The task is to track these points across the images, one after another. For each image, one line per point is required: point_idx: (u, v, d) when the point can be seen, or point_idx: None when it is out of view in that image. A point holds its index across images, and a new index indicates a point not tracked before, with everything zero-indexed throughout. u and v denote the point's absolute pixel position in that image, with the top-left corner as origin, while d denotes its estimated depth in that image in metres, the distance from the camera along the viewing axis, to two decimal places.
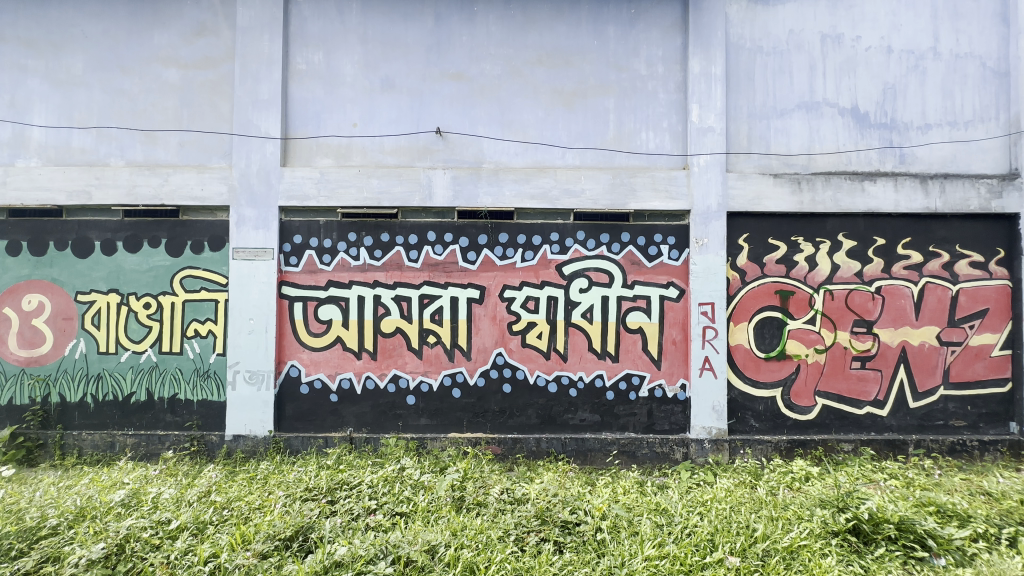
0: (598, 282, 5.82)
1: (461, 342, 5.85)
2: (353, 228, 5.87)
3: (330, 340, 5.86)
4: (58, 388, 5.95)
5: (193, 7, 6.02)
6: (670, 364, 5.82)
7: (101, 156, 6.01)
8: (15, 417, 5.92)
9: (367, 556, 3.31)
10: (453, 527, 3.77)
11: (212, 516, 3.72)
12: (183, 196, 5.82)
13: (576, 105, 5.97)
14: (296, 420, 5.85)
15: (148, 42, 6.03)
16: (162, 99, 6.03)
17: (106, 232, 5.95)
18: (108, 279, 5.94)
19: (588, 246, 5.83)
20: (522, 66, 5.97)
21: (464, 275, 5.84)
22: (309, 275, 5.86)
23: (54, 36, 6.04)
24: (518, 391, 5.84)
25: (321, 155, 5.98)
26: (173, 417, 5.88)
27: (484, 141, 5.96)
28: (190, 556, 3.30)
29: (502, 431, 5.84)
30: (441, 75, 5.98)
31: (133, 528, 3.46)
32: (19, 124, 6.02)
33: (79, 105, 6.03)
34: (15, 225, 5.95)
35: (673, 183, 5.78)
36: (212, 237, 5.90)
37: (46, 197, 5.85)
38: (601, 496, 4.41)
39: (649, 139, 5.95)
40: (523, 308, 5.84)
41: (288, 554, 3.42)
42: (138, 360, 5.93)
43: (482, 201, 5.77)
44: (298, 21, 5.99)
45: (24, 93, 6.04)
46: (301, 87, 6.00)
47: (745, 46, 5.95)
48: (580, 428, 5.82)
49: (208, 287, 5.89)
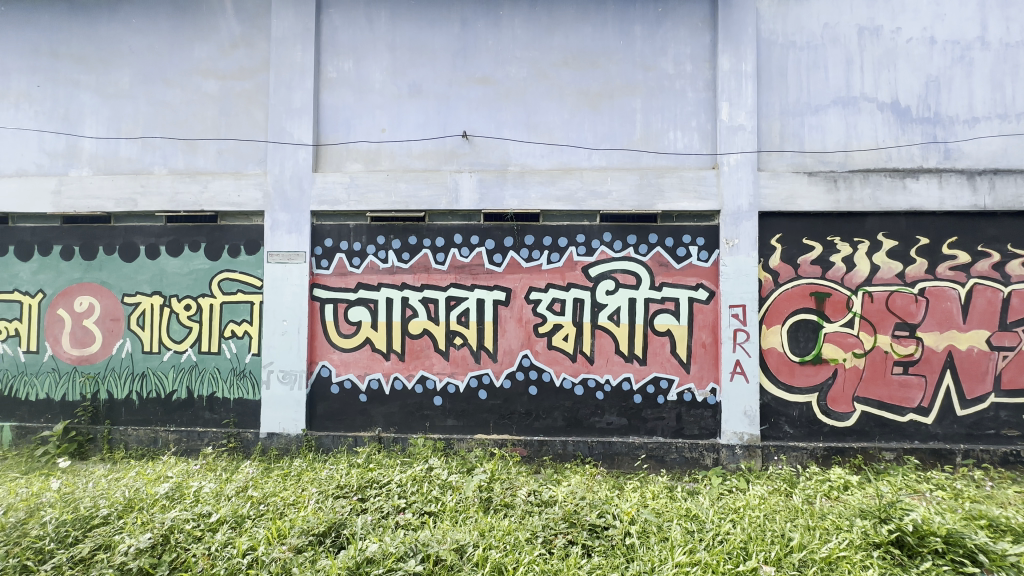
0: (624, 284, 5.76)
1: (487, 344, 5.89)
2: (381, 231, 5.99)
3: (359, 341, 5.98)
4: (106, 385, 6.26)
5: (231, 20, 6.27)
6: (699, 367, 5.71)
7: (146, 164, 6.32)
8: (67, 412, 6.27)
9: (398, 554, 3.35)
10: (481, 527, 3.80)
11: (249, 510, 3.84)
12: (221, 202, 6.06)
13: (601, 106, 5.94)
14: (326, 420, 5.99)
15: (189, 56, 6.31)
16: (201, 109, 6.30)
17: (150, 237, 6.24)
18: (152, 282, 6.23)
19: (614, 248, 5.78)
20: (548, 68, 5.98)
21: (490, 278, 5.88)
22: (339, 277, 6.00)
23: (103, 51, 6.39)
24: (545, 393, 5.84)
25: (352, 160, 6.13)
26: (212, 414, 6.12)
27: (510, 143, 5.99)
28: (229, 549, 3.40)
29: (528, 433, 5.83)
30: (467, 80, 6.05)
31: (176, 520, 3.59)
32: (73, 135, 6.39)
33: (126, 116, 6.36)
34: (68, 231, 6.32)
35: (702, 183, 5.68)
36: (248, 241, 6.12)
37: (96, 204, 6.18)
38: (630, 500, 4.36)
39: (676, 139, 5.86)
40: (548, 310, 5.83)
41: (321, 549, 3.51)
42: (179, 360, 6.19)
43: (508, 204, 5.80)
44: (330, 31, 6.16)
45: (76, 106, 6.41)
46: (332, 94, 6.16)
47: (777, 41, 5.81)
48: (606, 431, 5.77)
49: (244, 289, 6.10)
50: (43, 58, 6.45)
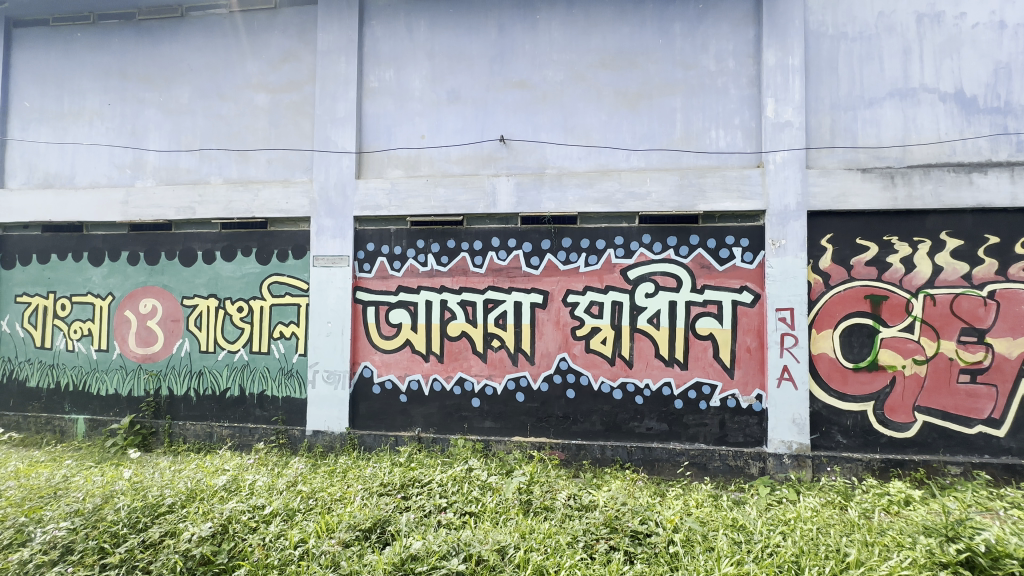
0: (665, 287, 5.65)
1: (524, 347, 5.90)
2: (421, 235, 6.12)
3: (400, 343, 6.13)
4: (167, 382, 6.68)
5: (280, 36, 6.58)
6: (744, 373, 5.52)
7: (203, 175, 6.72)
8: (133, 406, 6.73)
9: (441, 552, 3.41)
10: (521, 530, 3.81)
11: (299, 504, 4.00)
12: (271, 209, 6.36)
13: (640, 106, 5.86)
14: (368, 419, 6.16)
15: (242, 71, 6.67)
16: (253, 121, 6.64)
17: (206, 243, 6.62)
18: (208, 285, 6.61)
19: (654, 250, 5.67)
20: (585, 70, 5.96)
21: (527, 281, 5.90)
22: (380, 281, 6.17)
23: (165, 70, 6.85)
24: (583, 396, 5.79)
25: (392, 167, 6.30)
26: (262, 411, 6.41)
27: (547, 146, 5.99)
28: (282, 541, 3.55)
29: (565, 437, 5.81)
30: (505, 84, 6.11)
31: (234, 511, 3.78)
32: (138, 149, 6.88)
33: (185, 130, 6.78)
34: (135, 238, 6.79)
35: (746, 182, 5.50)
36: (296, 246, 6.39)
37: (159, 213, 6.63)
38: (672, 508, 4.27)
39: (718, 137, 5.71)
40: (586, 313, 5.79)
41: (367, 544, 3.61)
42: (232, 359, 6.52)
43: (545, 207, 5.81)
44: (372, 42, 6.37)
45: (142, 122, 6.90)
46: (374, 103, 6.36)
47: (827, 33, 5.57)
48: (646, 437, 5.66)
49: (292, 292, 6.37)
50: (113, 78, 6.98)
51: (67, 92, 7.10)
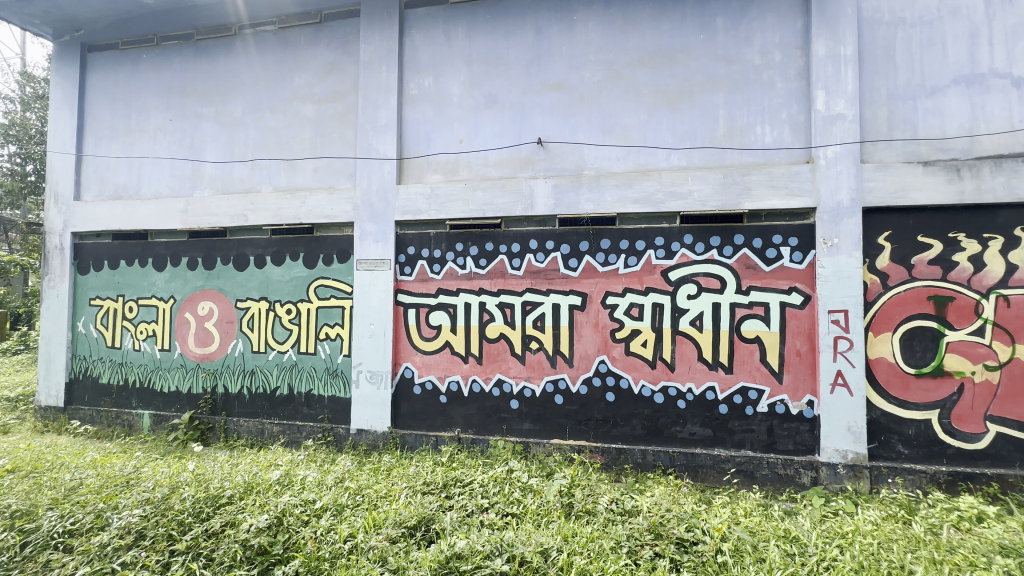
0: (708, 288, 5.49)
1: (563, 349, 5.88)
2: (460, 238, 6.21)
3: (440, 344, 6.24)
4: (223, 380, 7.06)
5: (325, 49, 6.85)
6: (794, 378, 5.29)
7: (255, 184, 7.07)
8: (192, 403, 7.15)
9: (485, 552, 3.45)
10: (563, 533, 3.80)
11: (347, 500, 4.15)
12: (317, 215, 6.62)
13: (681, 104, 5.73)
14: (410, 419, 6.30)
15: (290, 84, 6.99)
16: (300, 131, 6.93)
17: (258, 248, 6.97)
18: (259, 288, 6.94)
19: (696, 250, 5.53)
20: (623, 69, 5.89)
21: (566, 283, 5.88)
22: (421, 283, 6.31)
23: (221, 86, 7.27)
24: (623, 400, 5.71)
25: (432, 171, 6.43)
26: (309, 410, 6.67)
27: (585, 147, 5.96)
28: (332, 534, 3.69)
29: (605, 440, 5.74)
30: (542, 87, 6.12)
31: (287, 504, 3.96)
32: (197, 161, 7.32)
33: (239, 142, 7.17)
34: (194, 244, 7.23)
35: (795, 179, 5.28)
36: (340, 251, 6.62)
37: (216, 221, 7.03)
38: (720, 516, 4.14)
39: (764, 133, 5.51)
40: (626, 315, 5.71)
41: (413, 541, 3.69)
42: (282, 359, 6.82)
43: (584, 208, 5.78)
44: (412, 51, 6.53)
45: (199, 136, 7.34)
46: (414, 110, 6.51)
47: (883, 19, 5.28)
48: (689, 442, 5.51)
49: (337, 295, 6.60)
50: (174, 95, 7.46)
51: (134, 110, 7.65)
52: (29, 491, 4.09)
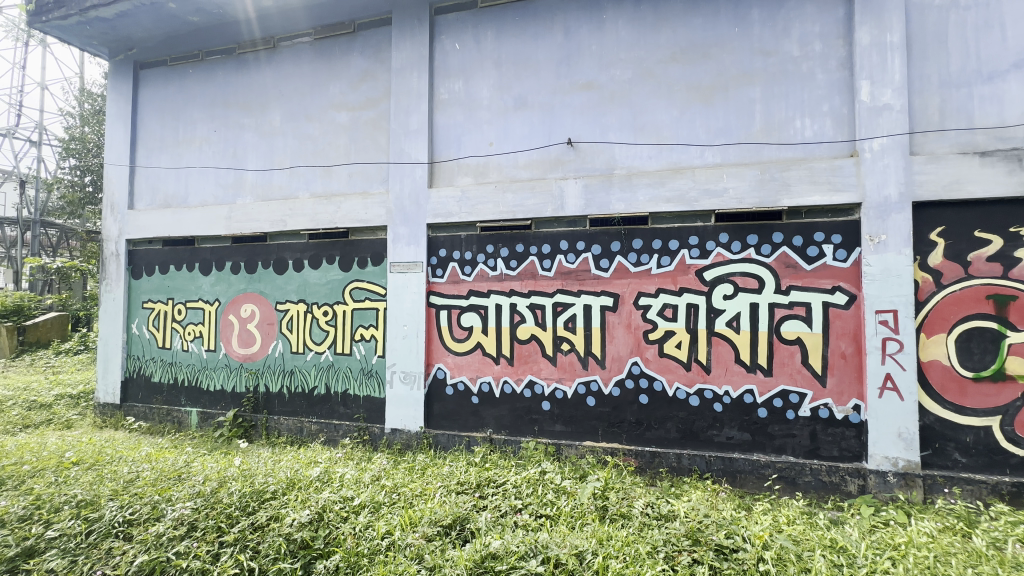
0: (745, 288, 5.33)
1: (595, 350, 5.83)
2: (491, 240, 6.25)
3: (471, 345, 6.29)
4: (264, 380, 7.34)
5: (359, 57, 7.04)
6: (838, 381, 5.08)
7: (293, 190, 7.32)
8: (236, 401, 7.47)
9: (520, 552, 3.46)
10: (599, 536, 3.76)
11: (384, 498, 4.24)
12: (352, 219, 6.80)
13: (715, 100, 5.59)
14: (443, 419, 6.38)
15: (326, 93, 7.21)
16: (336, 138, 7.14)
17: (296, 252, 7.21)
18: (298, 291, 7.19)
19: (732, 249, 5.38)
20: (655, 66, 5.80)
21: (597, 283, 5.83)
22: (452, 285, 6.38)
23: (261, 97, 7.57)
24: (656, 402, 5.61)
25: (462, 174, 6.50)
26: (345, 409, 6.85)
27: (615, 147, 5.89)
28: (370, 531, 3.77)
29: (639, 443, 5.65)
30: (572, 87, 6.09)
31: (327, 500, 4.08)
32: (239, 169, 7.65)
33: (278, 150, 7.44)
34: (237, 249, 7.55)
35: (837, 173, 5.07)
36: (374, 254, 6.78)
37: (257, 227, 7.32)
38: (761, 523, 4.02)
39: (804, 127, 5.31)
40: (659, 316, 5.61)
41: (448, 540, 3.74)
42: (319, 359, 7.04)
43: (615, 208, 5.72)
44: (442, 56, 6.63)
45: (242, 145, 7.66)
46: (445, 114, 6.61)
47: (933, 3, 5.01)
48: (726, 447, 5.37)
49: (371, 297, 6.76)
50: (218, 107, 7.82)
51: (181, 122, 8.06)
52: (92, 482, 4.37)
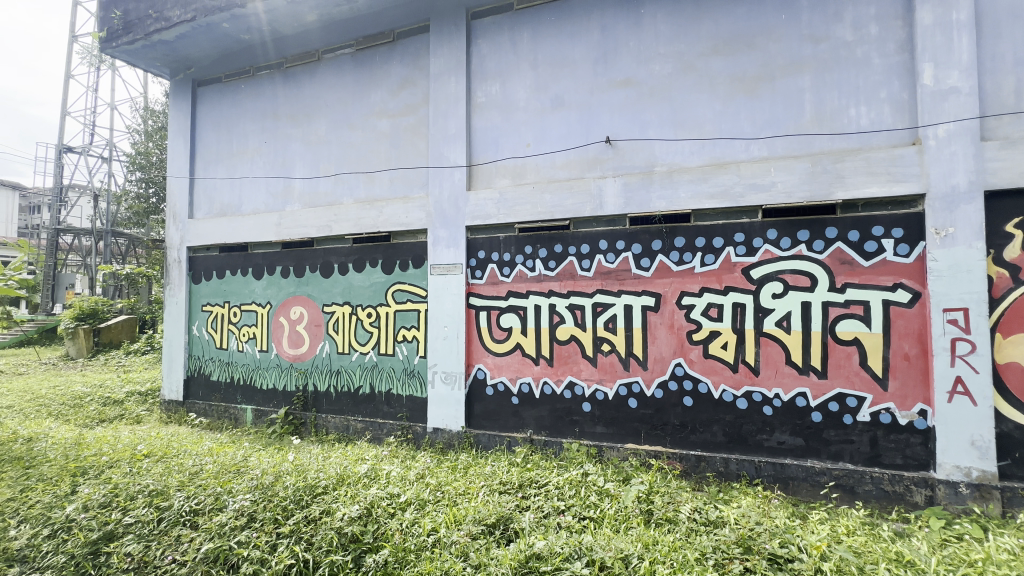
0: (796, 286, 5.09)
1: (636, 351, 5.73)
2: (529, 241, 6.26)
3: (511, 346, 6.32)
4: (313, 379, 7.64)
5: (398, 66, 7.22)
6: (901, 384, 4.76)
7: (337, 196, 7.60)
8: (287, 399, 7.82)
9: (564, 554, 3.45)
10: (644, 540, 3.69)
11: (429, 495, 4.34)
12: (393, 224, 6.99)
13: (760, 91, 5.38)
14: (483, 419, 6.45)
15: (368, 102, 7.44)
16: (377, 145, 7.36)
17: (341, 256, 7.48)
18: (343, 294, 7.45)
19: (781, 246, 5.15)
20: (696, 59, 5.65)
21: (638, 283, 5.73)
22: (491, 286, 6.43)
23: (307, 108, 7.90)
24: (702, 405, 5.45)
25: (500, 176, 6.54)
26: (389, 408, 7.04)
27: (655, 143, 5.77)
28: (417, 527, 3.87)
29: (683, 446, 5.51)
30: (609, 84, 6.02)
31: (375, 496, 4.21)
32: (288, 178, 8.01)
33: (323, 159, 7.75)
34: (286, 254, 7.91)
35: (897, 163, 4.77)
36: (415, 257, 6.94)
37: (305, 232, 7.64)
38: (818, 533, 3.83)
39: (859, 115, 5.03)
40: (703, 316, 5.45)
41: (492, 538, 3.78)
42: (363, 359, 7.26)
43: (656, 206, 5.60)
44: (479, 60, 6.70)
45: (290, 155, 8.02)
46: (482, 118, 6.68)
47: None
48: (777, 452, 5.15)
49: (413, 298, 6.92)
50: (268, 119, 8.23)
51: (235, 135, 8.53)
52: (161, 473, 4.69)
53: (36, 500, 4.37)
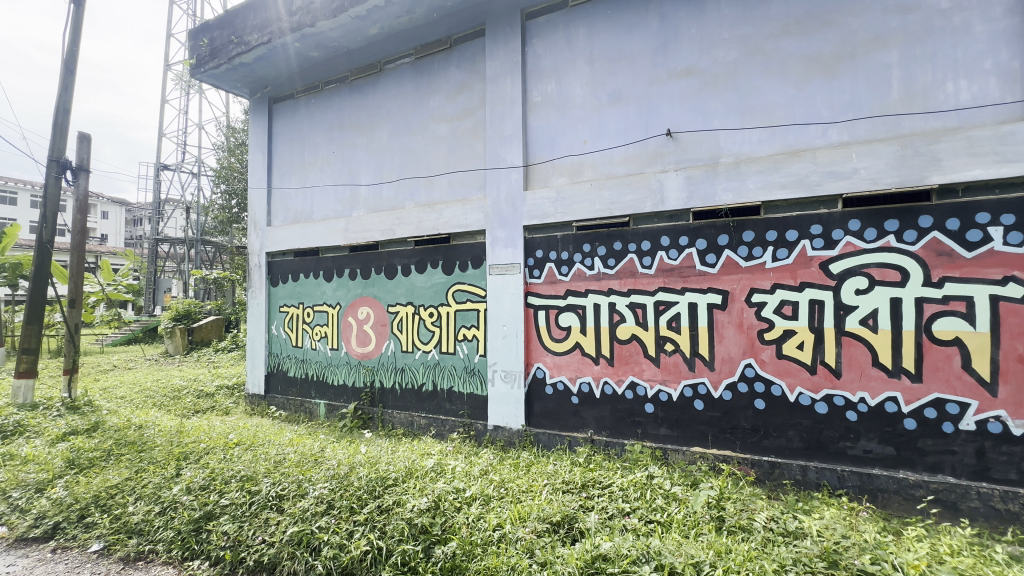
0: (883, 281, 4.66)
1: (702, 351, 5.50)
2: (587, 239, 6.20)
3: (570, 345, 6.28)
4: (379, 376, 8.01)
5: (455, 71, 7.39)
6: (1014, 390, 4.24)
7: (400, 201, 7.90)
8: (356, 395, 8.25)
9: (632, 557, 3.39)
10: (717, 547, 3.55)
11: (493, 491, 4.43)
12: (453, 225, 7.17)
13: (839, 71, 4.99)
14: (543, 418, 6.46)
15: (427, 108, 7.68)
16: (436, 149, 7.58)
17: (404, 258, 7.78)
18: (406, 294, 7.74)
19: (865, 238, 4.74)
20: (764, 42, 5.34)
21: (702, 280, 5.49)
22: (549, 285, 6.42)
23: (371, 118, 8.29)
24: (775, 408, 5.14)
25: (557, 175, 6.52)
26: (451, 405, 7.23)
27: (720, 133, 5.51)
28: (483, 522, 3.96)
29: (755, 452, 5.23)
30: (669, 75, 5.82)
31: (442, 490, 4.35)
32: (354, 185, 8.45)
33: (386, 165, 8.09)
34: (354, 257, 8.34)
35: (1006, 141, 4.24)
36: (474, 257, 7.07)
37: (371, 237, 8.03)
38: (916, 551, 3.51)
39: (957, 90, 4.53)
40: (776, 314, 5.14)
41: (558, 536, 3.79)
42: (426, 358, 7.51)
43: (721, 199, 5.36)
44: (534, 60, 6.72)
45: (356, 163, 8.45)
46: (538, 117, 6.69)
47: None
48: (863, 461, 4.75)
49: (472, 298, 7.06)
50: (335, 130, 8.72)
51: (306, 147, 9.11)
52: (251, 460, 5.12)
53: (148, 480, 4.91)
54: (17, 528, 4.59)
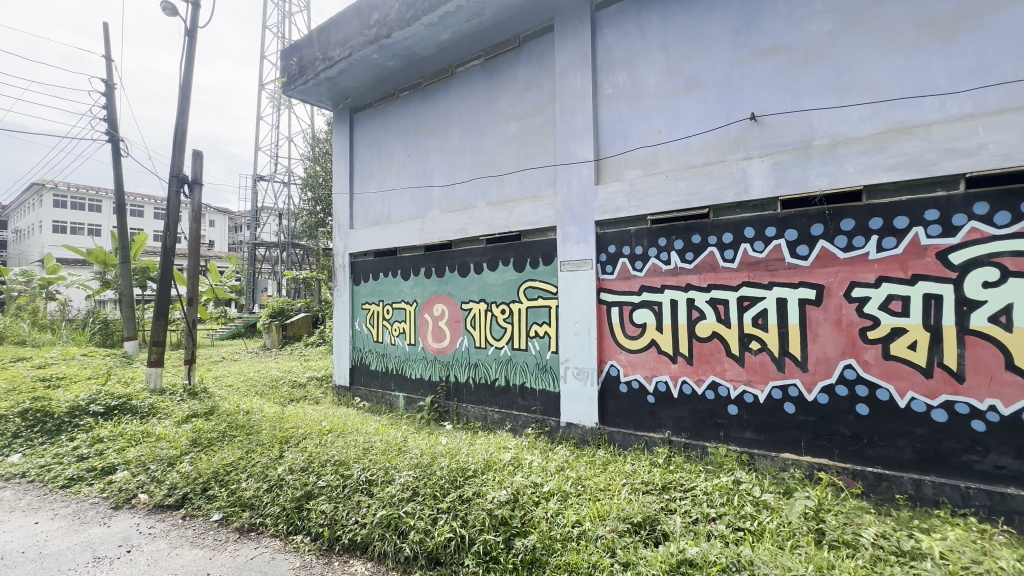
0: (1019, 273, 4.05)
1: (793, 350, 5.10)
2: (663, 233, 5.97)
3: (645, 343, 6.09)
4: (454, 371, 8.28)
5: (525, 69, 7.43)
6: None
7: (472, 200, 8.10)
8: (432, 388, 8.60)
9: (721, 564, 3.23)
10: (817, 562, 3.28)
11: (570, 488, 4.42)
12: (524, 223, 7.23)
13: (959, 34, 4.39)
14: (618, 417, 6.34)
15: (497, 108, 7.79)
16: (506, 148, 7.67)
17: (477, 256, 7.96)
18: (479, 291, 7.92)
19: (995, 223, 4.14)
20: (864, 10, 4.82)
21: (793, 274, 5.09)
22: (623, 281, 6.27)
23: (443, 121, 8.58)
24: (882, 414, 4.64)
25: (630, 167, 6.34)
26: (524, 401, 7.31)
27: (813, 113, 5.06)
28: (561, 517, 3.96)
29: (857, 462, 4.76)
30: (753, 55, 5.44)
31: (520, 484, 4.41)
32: (428, 187, 8.79)
33: (458, 166, 8.33)
34: (429, 256, 8.68)
35: None
36: (545, 254, 7.07)
37: (445, 236, 8.31)
38: None
39: None
40: (882, 310, 4.63)
41: (639, 537, 3.70)
42: (498, 354, 7.64)
43: (815, 185, 4.92)
44: (605, 51, 6.57)
45: (430, 166, 8.78)
46: (609, 109, 6.54)
47: None
48: (994, 478, 4.17)
49: (544, 295, 7.07)
50: (410, 135, 9.11)
51: (384, 153, 9.61)
52: (342, 446, 5.51)
53: (256, 460, 5.46)
54: (155, 495, 5.29)
